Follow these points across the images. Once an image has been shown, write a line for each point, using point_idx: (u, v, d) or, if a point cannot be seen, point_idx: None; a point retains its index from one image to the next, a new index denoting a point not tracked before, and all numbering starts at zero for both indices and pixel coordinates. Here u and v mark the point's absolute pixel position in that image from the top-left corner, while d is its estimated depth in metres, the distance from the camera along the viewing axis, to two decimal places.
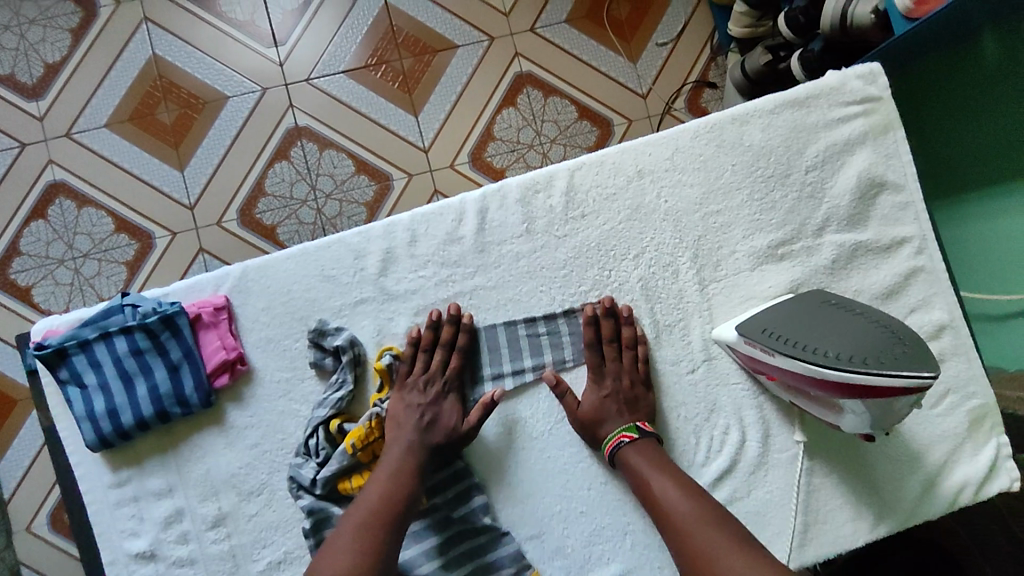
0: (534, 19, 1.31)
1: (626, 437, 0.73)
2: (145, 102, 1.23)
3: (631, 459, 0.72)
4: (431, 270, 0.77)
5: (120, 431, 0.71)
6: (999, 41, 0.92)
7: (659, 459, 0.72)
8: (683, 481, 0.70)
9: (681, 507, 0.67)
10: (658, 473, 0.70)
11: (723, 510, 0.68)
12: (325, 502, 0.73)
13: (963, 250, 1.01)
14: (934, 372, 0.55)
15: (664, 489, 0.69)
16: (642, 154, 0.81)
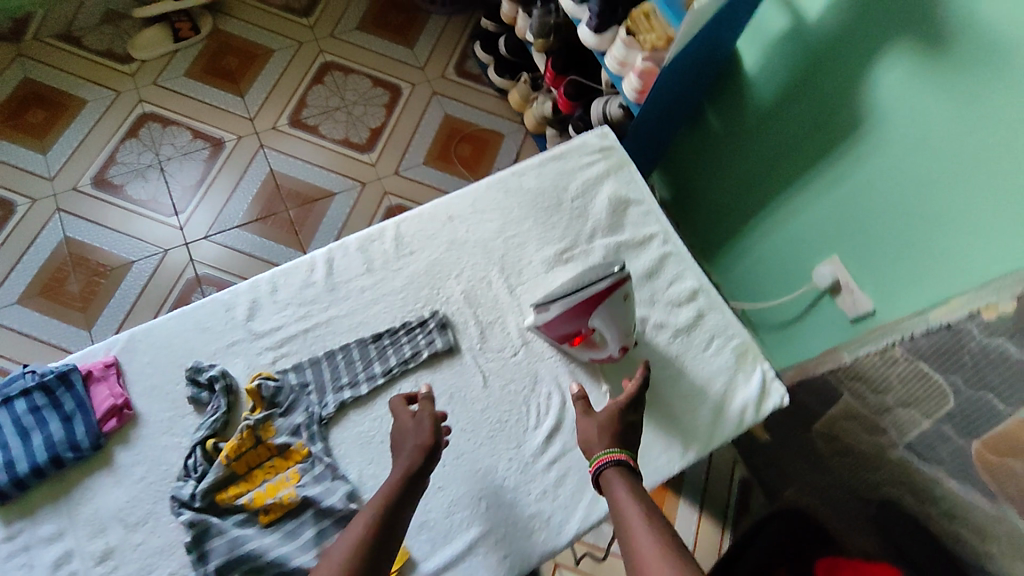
0: (397, 163, 1.91)
1: (625, 458, 0.78)
2: (53, 276, 1.66)
3: (613, 482, 0.75)
4: (291, 310, 0.97)
5: (15, 481, 0.80)
6: (718, 115, 1.46)
7: (637, 488, 0.74)
8: (649, 509, 0.70)
9: (639, 532, 0.67)
10: (632, 503, 0.71)
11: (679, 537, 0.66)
12: (205, 514, 0.82)
13: (758, 257, 1.45)
14: (620, 264, 0.88)
15: (631, 514, 0.69)
16: (449, 205, 1.08)
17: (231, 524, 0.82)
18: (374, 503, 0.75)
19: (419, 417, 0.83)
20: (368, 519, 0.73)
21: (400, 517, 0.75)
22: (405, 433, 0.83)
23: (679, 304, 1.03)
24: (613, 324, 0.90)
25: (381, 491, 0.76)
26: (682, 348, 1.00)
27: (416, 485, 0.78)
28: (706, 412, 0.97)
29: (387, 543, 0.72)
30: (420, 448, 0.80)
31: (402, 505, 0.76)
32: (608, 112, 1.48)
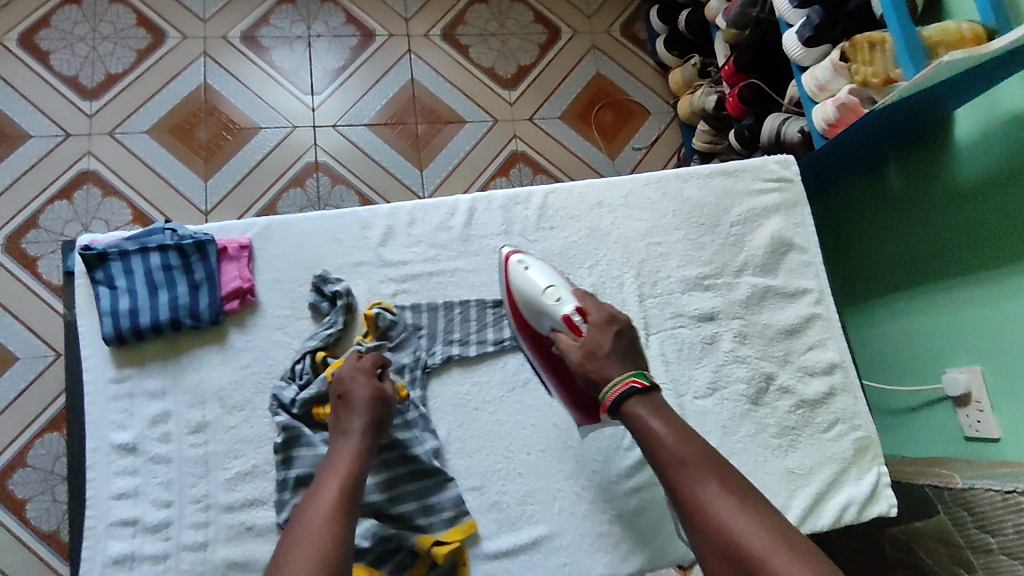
0: (533, 108, 1.86)
1: (637, 382, 0.76)
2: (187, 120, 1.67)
3: (641, 413, 0.74)
4: (422, 248, 0.94)
5: (136, 329, 0.82)
6: (903, 173, 1.27)
7: (670, 416, 0.74)
8: (699, 451, 0.71)
9: (699, 475, 0.69)
10: (675, 436, 0.72)
11: (732, 469, 0.71)
12: (298, 422, 0.83)
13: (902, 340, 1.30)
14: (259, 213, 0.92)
15: (680, 453, 0.71)
16: (602, 190, 1.01)
17: (320, 440, 0.83)
18: (334, 473, 0.73)
19: (359, 382, 0.80)
20: (334, 488, 0.71)
21: (361, 483, 0.73)
22: (336, 397, 0.81)
23: (813, 374, 0.99)
24: (549, 316, 0.83)
25: (337, 458, 0.75)
26: (801, 422, 0.96)
27: (370, 444, 0.77)
28: (802, 494, 0.93)
29: (355, 506, 0.71)
30: (368, 406, 0.78)
31: (363, 467, 0.74)
32: (784, 132, 1.36)
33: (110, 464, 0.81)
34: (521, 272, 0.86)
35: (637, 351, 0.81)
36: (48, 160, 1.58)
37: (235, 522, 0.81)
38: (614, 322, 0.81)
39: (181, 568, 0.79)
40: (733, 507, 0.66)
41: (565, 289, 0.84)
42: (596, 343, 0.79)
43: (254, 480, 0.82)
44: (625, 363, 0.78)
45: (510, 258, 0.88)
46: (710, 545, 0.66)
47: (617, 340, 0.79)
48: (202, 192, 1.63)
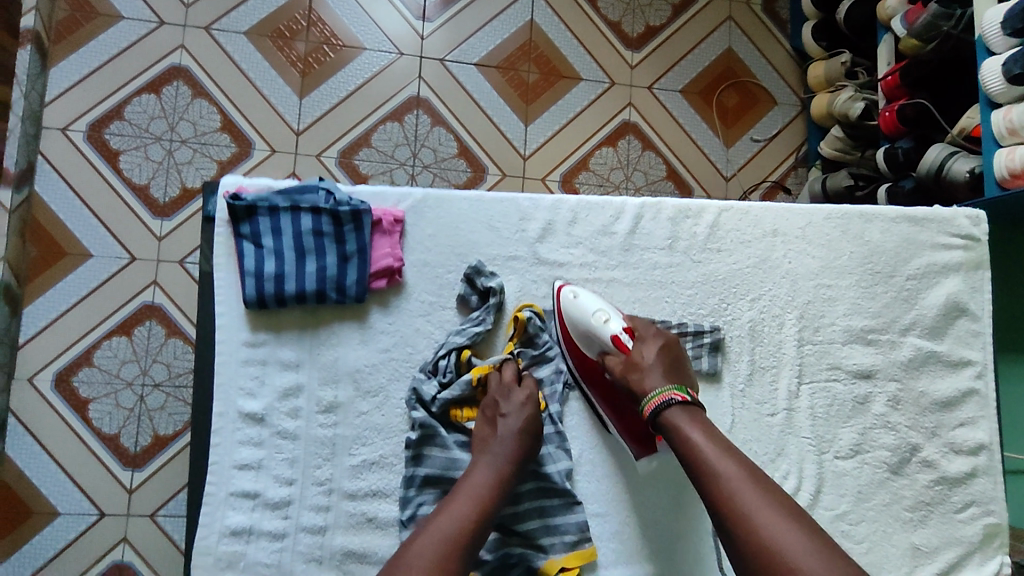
0: (654, 80, 1.60)
1: (676, 395, 0.74)
2: (287, 28, 1.42)
3: (680, 424, 0.72)
4: (580, 251, 0.87)
5: (278, 295, 0.76)
6: None
7: (709, 428, 0.72)
8: (750, 470, 0.68)
9: (740, 487, 0.66)
10: (715, 449, 0.69)
11: (778, 489, 0.67)
12: (435, 421, 0.78)
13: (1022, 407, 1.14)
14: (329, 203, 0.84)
15: (721, 466, 0.68)
16: (781, 217, 0.92)
17: (453, 443, 0.77)
18: (466, 497, 0.69)
19: (513, 396, 0.77)
20: (469, 508, 0.68)
21: (496, 508, 0.69)
22: (483, 419, 0.77)
23: (958, 451, 0.92)
24: (597, 338, 0.80)
25: (471, 481, 0.70)
26: (936, 499, 0.90)
27: (508, 478, 0.72)
28: (922, 572, 0.88)
29: (479, 543, 0.66)
30: (515, 439, 0.73)
31: (496, 501, 0.70)
32: (949, 166, 1.22)
33: (236, 432, 0.76)
34: (570, 303, 0.81)
35: (680, 366, 0.79)
36: (137, 47, 1.34)
37: (356, 512, 0.76)
38: (662, 338, 0.80)
39: (297, 550, 0.75)
40: (779, 525, 0.62)
41: (615, 314, 0.81)
42: (646, 361, 0.77)
43: (381, 472, 0.77)
44: (667, 374, 0.77)
45: (563, 290, 0.83)
46: (752, 566, 0.62)
47: (661, 354, 0.78)
48: (296, 110, 1.39)
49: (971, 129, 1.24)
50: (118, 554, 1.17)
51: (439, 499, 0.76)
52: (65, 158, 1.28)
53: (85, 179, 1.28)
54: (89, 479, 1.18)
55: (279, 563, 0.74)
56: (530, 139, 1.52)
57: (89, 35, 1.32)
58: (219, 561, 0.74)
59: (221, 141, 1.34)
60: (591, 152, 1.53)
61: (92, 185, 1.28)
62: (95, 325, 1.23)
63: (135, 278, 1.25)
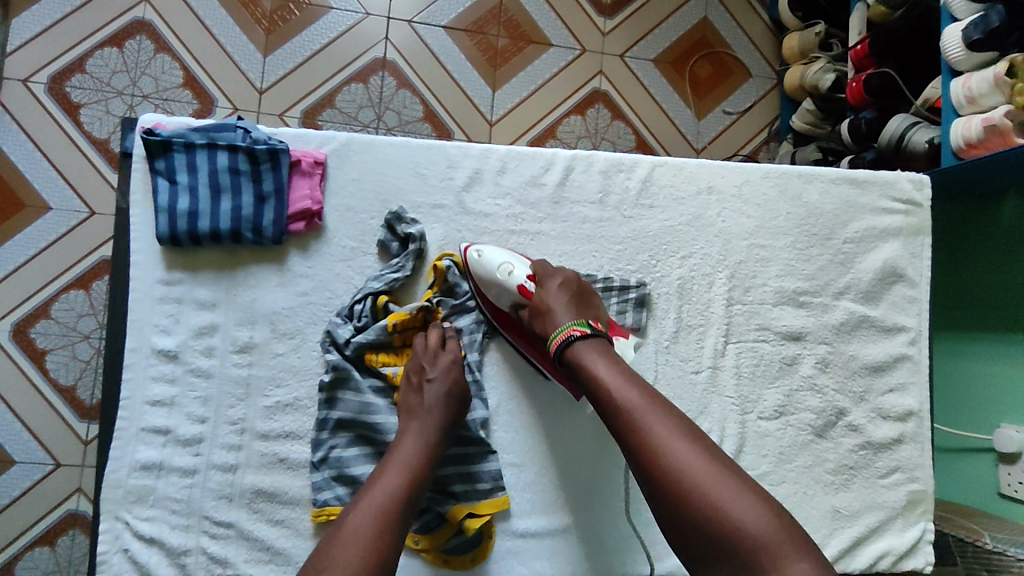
0: (627, 47, 1.57)
1: (575, 331, 0.73)
2: None
3: (585, 357, 0.71)
4: (508, 202, 0.86)
5: (192, 233, 0.75)
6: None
7: (613, 359, 0.71)
8: (653, 398, 0.66)
9: (644, 415, 0.64)
10: (620, 379, 0.68)
11: (680, 413, 0.66)
12: (349, 364, 0.77)
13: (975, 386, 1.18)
14: None
15: (626, 394, 0.66)
16: (717, 175, 0.91)
17: (367, 388, 0.78)
18: (395, 469, 0.68)
19: (439, 359, 0.77)
20: (402, 478, 0.67)
21: (428, 475, 0.69)
22: (406, 384, 0.76)
23: (885, 417, 0.93)
24: (505, 291, 0.80)
25: (400, 453, 0.70)
26: (860, 463, 0.91)
27: (437, 447, 0.71)
28: (842, 534, 0.89)
29: (414, 511, 0.66)
30: (443, 403, 0.73)
31: (427, 472, 0.69)
32: (909, 137, 1.21)
33: (149, 368, 0.76)
34: (475, 260, 0.81)
35: (587, 299, 0.78)
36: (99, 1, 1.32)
37: (268, 452, 0.76)
38: (561, 274, 0.79)
39: (207, 487, 0.75)
40: (684, 450, 0.61)
41: (519, 263, 0.81)
42: (549, 303, 0.76)
43: (295, 414, 0.77)
44: (571, 309, 0.76)
45: (466, 250, 0.82)
46: (656, 491, 0.61)
47: (563, 291, 0.77)
48: (260, 68, 1.37)
49: (935, 100, 1.21)
50: (73, 503, 1.17)
51: (351, 442, 0.77)
52: (24, 108, 1.26)
53: (44, 130, 1.26)
54: (43, 430, 1.17)
55: (189, 499, 0.75)
56: (498, 105, 1.48)
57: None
58: (128, 495, 0.74)
59: (183, 97, 1.33)
60: (559, 120, 1.50)
61: (49, 135, 1.26)
62: (50, 278, 1.21)
63: (95, 232, 1.24)
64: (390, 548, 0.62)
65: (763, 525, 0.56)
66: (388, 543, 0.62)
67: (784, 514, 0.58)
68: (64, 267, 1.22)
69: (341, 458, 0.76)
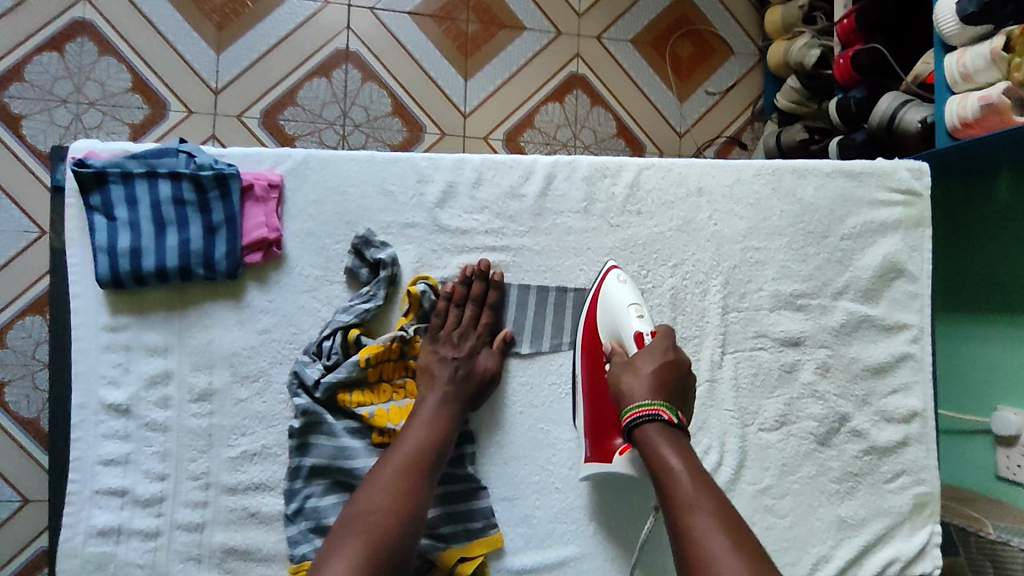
0: (604, 28, 1.48)
1: (664, 413, 0.66)
2: None
3: (659, 445, 0.65)
4: (485, 216, 0.79)
5: (136, 274, 0.68)
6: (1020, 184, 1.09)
7: (689, 455, 0.64)
8: (723, 510, 0.61)
9: (710, 532, 0.59)
10: (691, 483, 0.62)
11: (754, 541, 0.59)
12: (320, 407, 0.71)
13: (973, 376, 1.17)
14: None
15: (695, 503, 0.61)
16: (707, 175, 0.85)
17: (342, 430, 0.72)
18: (419, 428, 0.68)
19: (449, 321, 0.76)
20: (419, 439, 0.67)
21: (448, 440, 0.69)
22: (429, 346, 0.75)
23: (889, 420, 0.89)
24: (619, 327, 0.73)
25: (422, 413, 0.69)
26: (864, 470, 0.88)
27: (457, 408, 0.71)
28: (849, 545, 0.86)
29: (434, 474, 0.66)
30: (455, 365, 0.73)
31: (449, 432, 0.69)
32: (901, 117, 1.15)
33: (99, 425, 0.69)
34: (613, 284, 0.75)
35: (684, 387, 0.70)
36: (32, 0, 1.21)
37: (237, 506, 0.70)
38: (674, 354, 0.71)
39: (173, 549, 0.69)
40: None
41: (649, 315, 0.74)
42: (642, 366, 0.69)
43: (264, 463, 0.71)
44: (664, 388, 0.68)
45: (610, 271, 0.76)
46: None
47: (665, 367, 0.69)
48: (213, 67, 1.27)
49: (926, 76, 1.16)
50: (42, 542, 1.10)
51: (328, 490, 0.71)
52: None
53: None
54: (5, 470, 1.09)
55: (154, 563, 0.69)
56: (471, 96, 1.40)
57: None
58: (86, 564, 0.68)
59: (132, 103, 1.23)
60: (536, 109, 1.42)
61: None
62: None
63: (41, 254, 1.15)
64: (406, 511, 0.62)
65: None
66: (405, 507, 0.62)
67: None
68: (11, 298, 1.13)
69: (318, 508, 0.70)
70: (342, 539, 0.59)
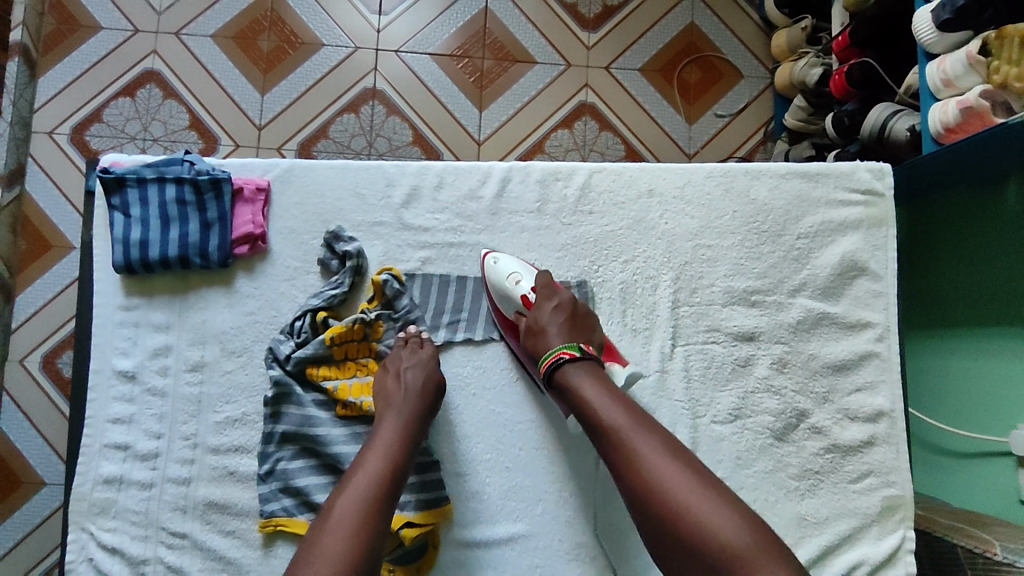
0: (612, 59, 1.46)
1: (566, 354, 0.74)
2: (250, 27, 1.39)
3: (572, 379, 0.72)
4: (446, 216, 0.88)
5: (144, 261, 0.82)
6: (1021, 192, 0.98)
7: (601, 379, 0.71)
8: (631, 408, 0.67)
9: (630, 431, 0.65)
10: (605, 400, 0.68)
11: (664, 429, 0.66)
12: (291, 379, 0.81)
13: (972, 390, 1.02)
14: None
15: (608, 413, 0.67)
16: (657, 177, 0.91)
17: (310, 401, 0.81)
18: (378, 452, 0.71)
19: (399, 352, 0.82)
20: (383, 462, 0.70)
21: (408, 459, 0.72)
22: (385, 373, 0.80)
23: (853, 418, 0.88)
24: (510, 299, 0.83)
25: (380, 438, 0.73)
26: (827, 468, 0.87)
27: (414, 432, 0.74)
28: (809, 544, 0.85)
29: (398, 492, 0.69)
30: (417, 392, 0.77)
31: (408, 452, 0.72)
32: (890, 125, 1.08)
33: (110, 388, 0.82)
34: (489, 267, 0.85)
35: (583, 322, 0.80)
36: (113, 54, 1.35)
37: (219, 465, 0.81)
38: (558, 298, 0.80)
39: (164, 499, 0.80)
40: (664, 465, 0.61)
41: (529, 274, 0.84)
42: (542, 323, 0.78)
43: (243, 428, 0.81)
44: (564, 330, 0.78)
45: (485, 255, 0.86)
46: (640, 506, 0.60)
47: (557, 313, 0.79)
48: (258, 105, 1.36)
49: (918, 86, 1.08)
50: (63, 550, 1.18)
51: (296, 455, 0.80)
52: (51, 160, 1.29)
53: (60, 168, 1.29)
54: (42, 464, 1.20)
55: (147, 511, 0.80)
56: (484, 124, 1.42)
57: (71, 46, 1.33)
58: (92, 507, 0.80)
59: (188, 141, 1.33)
60: (546, 134, 1.42)
61: (66, 177, 1.29)
62: (53, 329, 1.23)
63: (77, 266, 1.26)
64: (378, 529, 0.64)
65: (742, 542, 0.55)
66: (375, 522, 0.64)
67: (769, 538, 0.56)
68: (61, 323, 1.24)
69: (287, 469, 0.79)
70: (308, 564, 0.60)
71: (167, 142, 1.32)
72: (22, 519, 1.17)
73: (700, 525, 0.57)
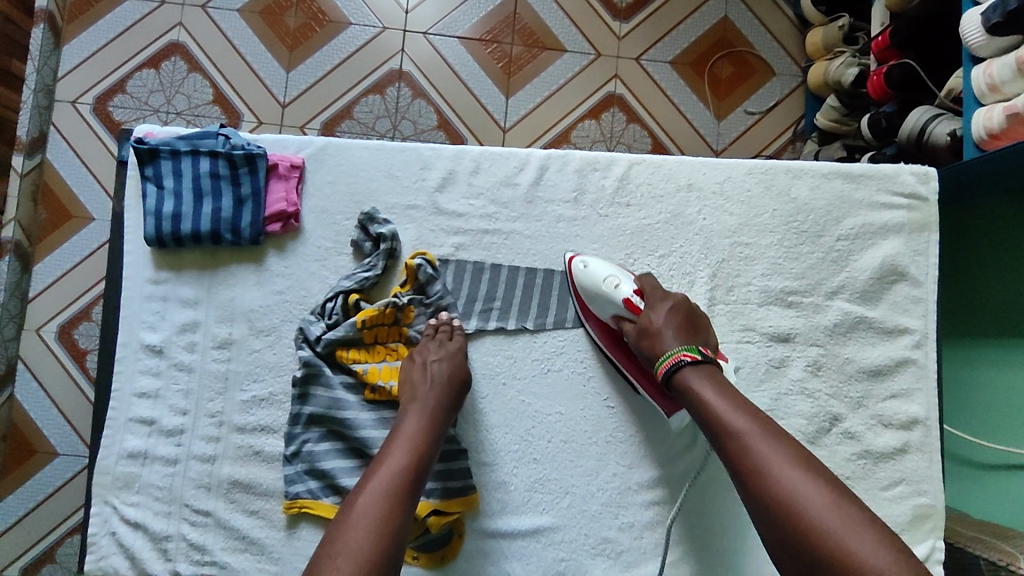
0: (642, 51, 1.44)
1: (686, 356, 0.73)
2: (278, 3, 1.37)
3: (694, 385, 0.71)
4: (481, 202, 0.86)
5: (175, 235, 0.81)
6: None
7: (724, 386, 0.70)
8: (760, 418, 0.66)
9: (760, 442, 0.64)
10: (729, 407, 0.67)
11: (792, 439, 0.65)
12: (320, 361, 0.80)
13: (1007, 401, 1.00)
14: None
15: (735, 421, 0.66)
16: (697, 171, 0.89)
17: (338, 383, 0.80)
18: (404, 445, 0.70)
19: (428, 347, 0.80)
20: (408, 455, 0.69)
21: (433, 452, 0.71)
22: (412, 365, 0.79)
23: (887, 425, 0.86)
24: (610, 303, 0.81)
25: (406, 429, 0.72)
26: (859, 474, 0.85)
27: (438, 426, 0.73)
28: None
29: (421, 486, 0.68)
30: (443, 388, 0.76)
31: (432, 446, 0.71)
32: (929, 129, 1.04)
33: (137, 361, 0.81)
34: (580, 271, 0.83)
35: (695, 325, 0.78)
36: (138, 25, 1.33)
37: (244, 444, 0.80)
38: (671, 299, 0.79)
39: (188, 476, 0.79)
40: (798, 478, 0.60)
41: (627, 278, 0.82)
42: (656, 324, 0.77)
43: (269, 408, 0.81)
44: (680, 333, 0.76)
45: (573, 261, 0.85)
46: (770, 519, 0.60)
47: (672, 315, 0.78)
48: (283, 83, 1.34)
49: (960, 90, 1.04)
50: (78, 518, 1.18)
51: (323, 437, 0.79)
52: (73, 130, 1.27)
53: (83, 137, 1.27)
54: (58, 434, 1.19)
55: (171, 487, 0.79)
56: (511, 111, 1.40)
57: (97, 16, 1.32)
58: (116, 480, 0.80)
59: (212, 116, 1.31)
60: (573, 124, 1.40)
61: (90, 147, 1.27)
62: (72, 299, 1.22)
63: (98, 238, 1.25)
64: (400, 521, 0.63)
65: (887, 558, 0.53)
66: (399, 515, 0.63)
67: (913, 558, 0.54)
68: (80, 294, 1.23)
69: (313, 452, 0.78)
70: (330, 554, 0.59)
71: (191, 115, 1.30)
72: (36, 488, 1.17)
73: (845, 546, 0.55)
